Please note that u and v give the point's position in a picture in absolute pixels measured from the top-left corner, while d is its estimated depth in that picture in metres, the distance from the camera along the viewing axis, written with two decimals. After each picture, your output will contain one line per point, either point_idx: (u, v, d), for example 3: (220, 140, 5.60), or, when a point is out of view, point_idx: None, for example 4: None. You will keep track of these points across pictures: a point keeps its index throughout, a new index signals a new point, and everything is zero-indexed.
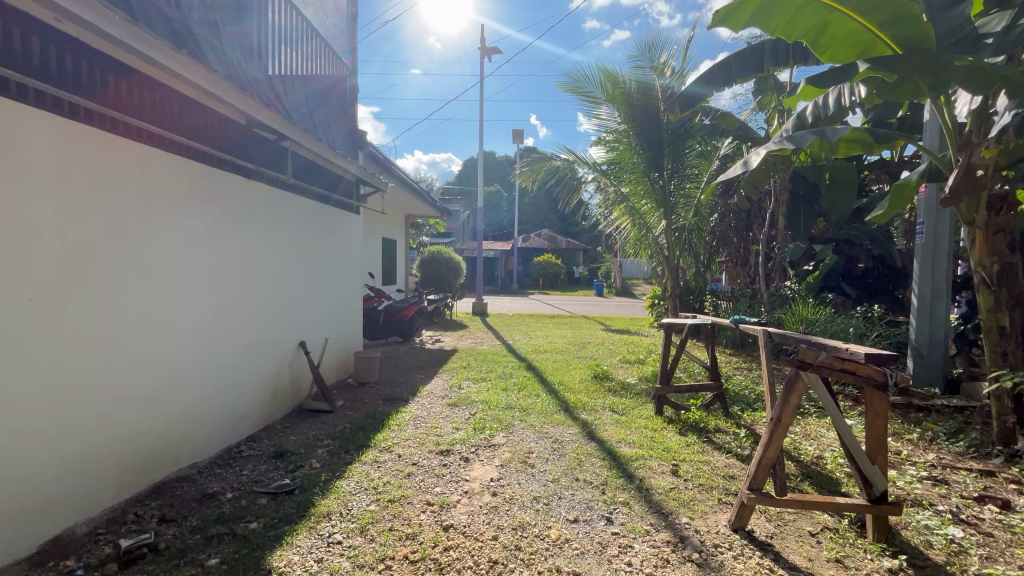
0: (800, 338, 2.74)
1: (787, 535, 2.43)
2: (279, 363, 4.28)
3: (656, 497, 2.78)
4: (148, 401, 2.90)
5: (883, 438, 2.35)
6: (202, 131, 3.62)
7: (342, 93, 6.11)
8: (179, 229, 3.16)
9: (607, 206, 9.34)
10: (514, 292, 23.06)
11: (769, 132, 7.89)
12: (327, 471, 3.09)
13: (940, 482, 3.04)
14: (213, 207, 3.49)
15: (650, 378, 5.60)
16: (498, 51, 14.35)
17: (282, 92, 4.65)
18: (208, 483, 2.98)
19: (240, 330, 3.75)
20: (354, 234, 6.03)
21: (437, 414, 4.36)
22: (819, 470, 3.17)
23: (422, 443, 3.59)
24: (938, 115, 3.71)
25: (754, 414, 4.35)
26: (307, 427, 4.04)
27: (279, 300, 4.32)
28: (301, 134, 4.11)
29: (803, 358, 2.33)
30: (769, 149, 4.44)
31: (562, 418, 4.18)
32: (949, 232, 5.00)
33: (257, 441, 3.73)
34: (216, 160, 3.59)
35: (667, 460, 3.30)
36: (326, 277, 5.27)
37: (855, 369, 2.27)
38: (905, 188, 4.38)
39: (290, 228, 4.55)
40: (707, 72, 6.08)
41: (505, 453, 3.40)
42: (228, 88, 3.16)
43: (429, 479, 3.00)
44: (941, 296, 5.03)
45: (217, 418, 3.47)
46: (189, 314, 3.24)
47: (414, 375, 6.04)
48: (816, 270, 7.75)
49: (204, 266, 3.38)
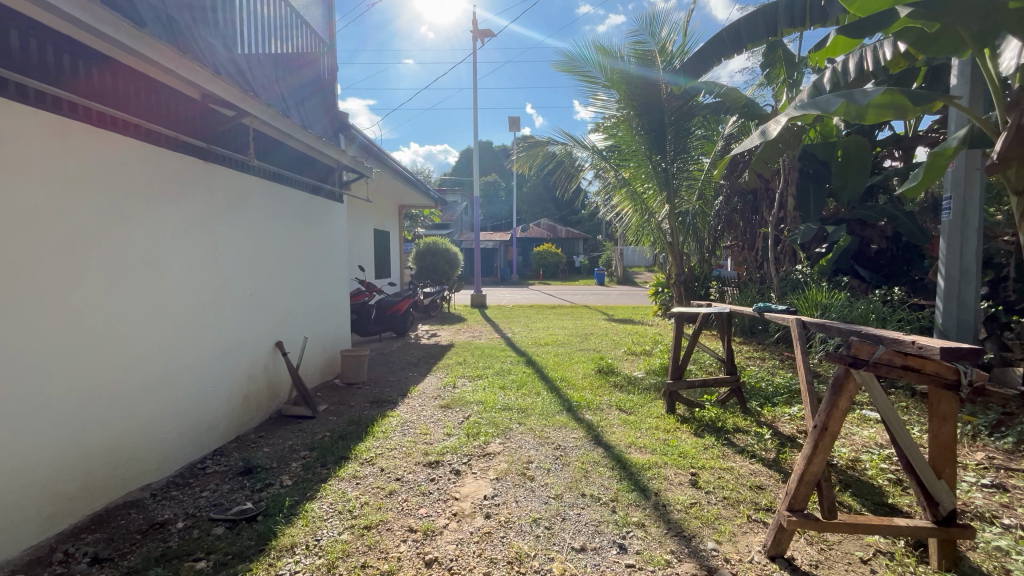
0: (844, 329, 2.30)
1: (834, 563, 2.05)
2: (252, 365, 3.88)
3: (676, 517, 2.38)
4: (87, 418, 2.49)
5: (952, 446, 1.95)
6: (153, 111, 3.10)
7: (321, 72, 5.57)
8: (124, 219, 2.74)
9: (607, 191, 8.87)
10: (514, 284, 22.63)
11: (779, 106, 7.45)
12: (297, 492, 2.70)
13: (1000, 489, 2.66)
14: (167, 194, 3.06)
15: (659, 372, 5.21)
16: (490, 34, 13.73)
17: (250, 68, 4.11)
18: (161, 509, 2.60)
19: (205, 330, 3.36)
20: (337, 224, 5.58)
21: (426, 418, 3.97)
22: (858, 477, 2.79)
23: (409, 454, 3.21)
24: (981, 68, 3.25)
25: (775, 410, 3.97)
26: (283, 437, 3.66)
27: (253, 296, 3.92)
28: (268, 112, 3.60)
29: (855, 354, 1.90)
30: (790, 116, 3.96)
31: (565, 421, 3.78)
32: (980, 210, 4.51)
33: (227, 454, 3.36)
34: (168, 140, 3.12)
35: (684, 469, 2.92)
36: (306, 271, 4.85)
37: (920, 365, 1.81)
38: (940, 157, 3.87)
39: (264, 218, 4.12)
40: (716, 37, 5.61)
41: (501, 464, 3.02)
42: (170, 54, 2.66)
43: (413, 499, 2.61)
44: (970, 276, 4.56)
45: (179, 429, 3.08)
46: (140, 314, 2.83)
47: (406, 373, 5.65)
48: (829, 253, 7.32)
49: (158, 260, 2.97)
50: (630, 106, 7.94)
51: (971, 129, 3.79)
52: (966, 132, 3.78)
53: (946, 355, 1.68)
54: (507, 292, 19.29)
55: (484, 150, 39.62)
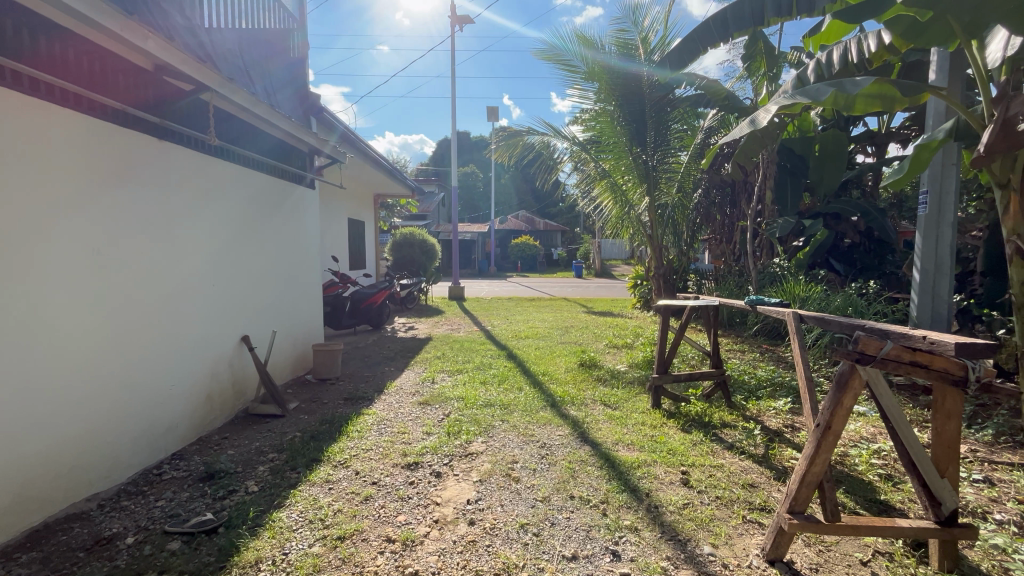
0: (844, 323, 2.23)
1: (834, 565, 1.98)
2: (215, 362, 3.61)
3: (669, 520, 2.28)
4: (19, 427, 2.21)
5: (956, 444, 1.89)
6: (96, 82, 2.77)
7: (290, 50, 5.20)
8: (63, 204, 2.44)
9: (586, 184, 8.71)
10: (491, 276, 22.40)
11: (758, 100, 7.49)
12: (262, 500, 2.49)
13: (989, 484, 2.64)
14: (116, 175, 2.75)
15: (642, 365, 5.12)
16: (468, 20, 13.37)
17: (211, 40, 3.77)
18: (110, 522, 2.35)
19: (162, 326, 3.08)
20: (309, 212, 5.27)
21: (405, 415, 3.77)
22: (849, 473, 2.73)
23: (386, 455, 3.02)
24: (969, 58, 3.22)
25: (760, 403, 3.93)
26: (249, 438, 3.42)
27: (216, 288, 3.65)
28: (231, 89, 3.30)
29: (863, 350, 1.78)
30: (780, 105, 3.89)
31: (548, 417, 3.65)
32: (955, 203, 4.42)
33: (187, 458, 3.10)
34: (116, 115, 2.80)
35: (674, 467, 2.82)
36: (275, 262, 4.57)
37: (928, 361, 1.74)
38: (925, 149, 3.88)
39: (228, 204, 3.82)
40: (702, 25, 5.51)
41: (485, 464, 2.86)
42: (119, 18, 2.36)
43: (391, 505, 2.44)
44: (945, 270, 4.52)
45: (134, 433, 2.83)
46: (84, 310, 2.54)
47: (383, 368, 5.43)
48: (806, 246, 7.35)
49: (107, 250, 2.68)
50: (610, 96, 7.78)
51: (955, 121, 3.82)
52: (952, 123, 3.80)
53: (962, 350, 1.59)
54: (485, 283, 19.12)
55: (461, 140, 39.10)
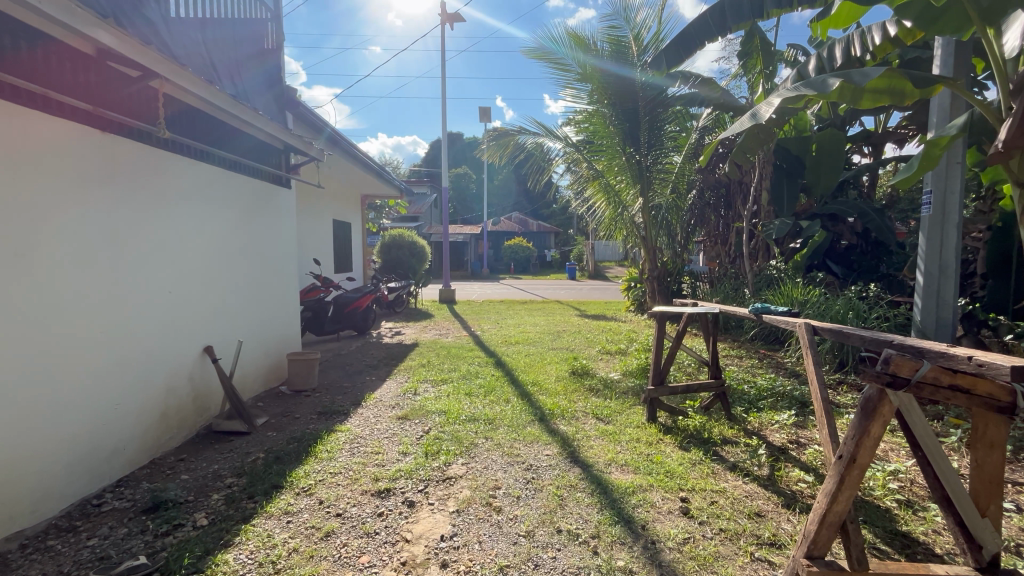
0: (868, 339, 2.00)
1: None
2: (173, 377, 3.32)
3: (669, 559, 2.02)
4: None
5: (998, 479, 1.66)
6: (42, 72, 2.50)
7: (264, 44, 4.90)
8: (9, 198, 2.25)
9: (579, 185, 8.44)
10: (483, 279, 22.08)
11: (754, 99, 7.26)
12: (208, 537, 2.20)
13: (1018, 511, 2.39)
14: (61, 174, 2.49)
15: (637, 373, 4.86)
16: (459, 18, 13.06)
17: (173, 30, 3.48)
18: (26, 568, 2.04)
19: (112, 339, 2.79)
20: (286, 213, 4.97)
21: (380, 433, 3.48)
22: (864, 498, 2.48)
23: (354, 480, 2.73)
24: (986, 46, 2.97)
25: (761, 416, 3.69)
26: (208, 460, 3.13)
27: (181, 296, 3.39)
28: (192, 80, 3.00)
29: (894, 372, 1.51)
30: (784, 97, 3.64)
31: (536, 434, 3.37)
32: (960, 203, 4.09)
33: (133, 485, 2.79)
34: (58, 106, 2.52)
35: (672, 493, 2.56)
36: (247, 267, 4.28)
37: (970, 385, 1.48)
38: (935, 147, 3.66)
39: (193, 205, 3.52)
40: (699, 19, 5.28)
41: (463, 491, 2.58)
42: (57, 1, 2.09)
43: (355, 543, 2.16)
44: (949, 273, 4.18)
45: (73, 460, 2.54)
46: (19, 320, 2.28)
47: (363, 378, 5.12)
48: (803, 248, 7.09)
49: (57, 252, 2.46)
50: (604, 97, 7.55)
51: (969, 116, 3.58)
52: (965, 118, 3.57)
53: (1017, 374, 1.35)
54: (478, 286, 18.71)
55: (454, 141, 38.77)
